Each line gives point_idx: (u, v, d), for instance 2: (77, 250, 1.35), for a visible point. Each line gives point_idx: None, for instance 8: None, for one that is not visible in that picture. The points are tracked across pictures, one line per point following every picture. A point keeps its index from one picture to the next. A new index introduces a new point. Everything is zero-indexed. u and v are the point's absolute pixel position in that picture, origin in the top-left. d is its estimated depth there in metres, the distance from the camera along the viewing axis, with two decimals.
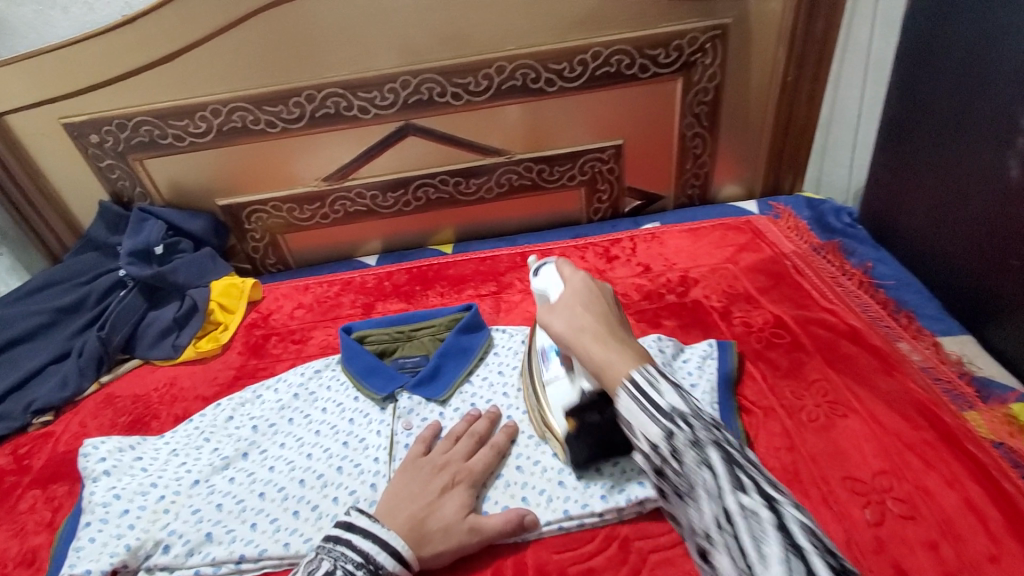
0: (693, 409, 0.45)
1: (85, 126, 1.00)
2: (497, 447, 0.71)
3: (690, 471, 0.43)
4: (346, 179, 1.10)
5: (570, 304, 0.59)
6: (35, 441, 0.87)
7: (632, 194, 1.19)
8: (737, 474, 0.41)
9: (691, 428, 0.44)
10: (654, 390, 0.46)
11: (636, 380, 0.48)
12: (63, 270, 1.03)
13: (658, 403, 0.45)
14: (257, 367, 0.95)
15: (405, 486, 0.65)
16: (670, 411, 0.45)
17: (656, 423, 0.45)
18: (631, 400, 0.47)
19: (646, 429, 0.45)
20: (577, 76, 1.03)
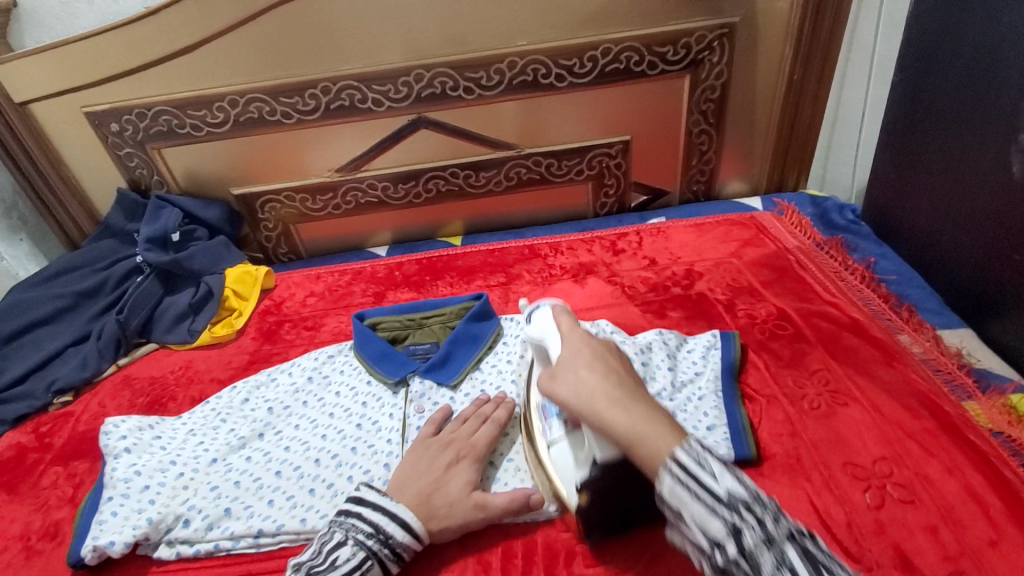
0: (746, 492, 0.45)
1: (105, 114, 1.02)
2: (501, 425, 0.73)
3: (760, 565, 0.42)
4: (359, 170, 1.12)
5: (576, 366, 0.60)
6: (56, 420, 0.89)
7: (639, 189, 1.21)
8: (799, 554, 0.43)
9: (748, 516, 0.44)
10: (706, 476, 0.46)
11: (682, 459, 0.48)
12: (81, 255, 1.05)
13: (713, 491, 0.45)
14: (271, 352, 0.97)
15: (412, 464, 0.68)
16: (726, 499, 0.45)
17: (717, 515, 0.44)
18: (683, 489, 0.46)
19: (706, 524, 0.45)
20: (587, 72, 1.05)
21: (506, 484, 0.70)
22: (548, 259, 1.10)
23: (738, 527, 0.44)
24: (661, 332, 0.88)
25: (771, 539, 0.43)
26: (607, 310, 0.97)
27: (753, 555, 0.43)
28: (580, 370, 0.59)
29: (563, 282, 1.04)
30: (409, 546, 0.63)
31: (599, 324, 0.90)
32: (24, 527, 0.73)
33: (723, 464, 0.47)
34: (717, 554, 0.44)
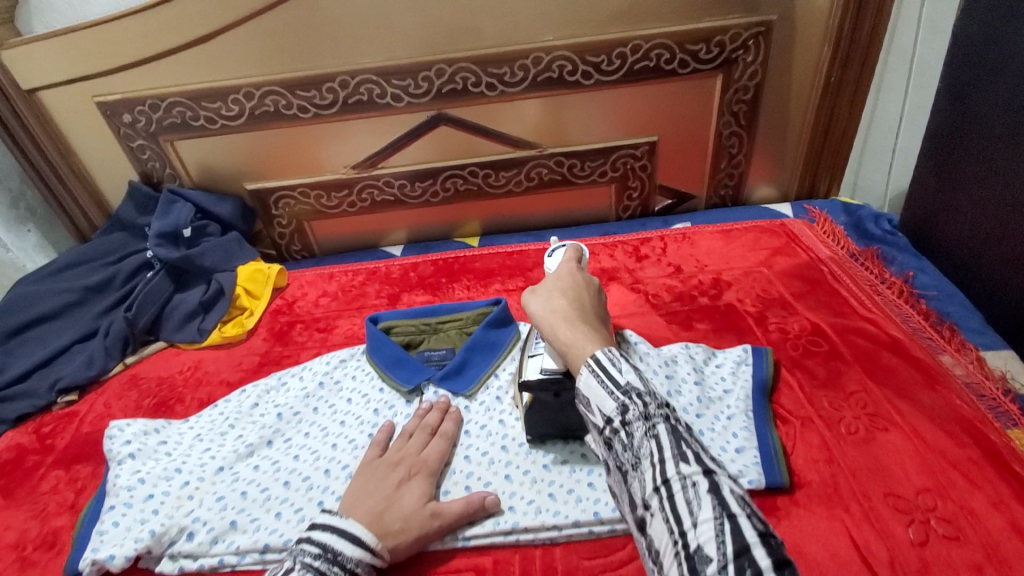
0: (643, 386, 0.50)
1: (117, 105, 0.99)
2: (449, 436, 0.72)
3: (636, 438, 0.48)
4: (375, 167, 1.08)
5: (553, 295, 0.64)
6: (59, 420, 0.87)
7: (664, 193, 1.17)
8: (669, 433, 0.46)
9: (639, 401, 0.49)
10: (614, 368, 0.52)
11: (603, 360, 0.53)
12: (89, 249, 1.03)
13: (615, 379, 0.51)
14: (282, 355, 0.94)
15: (362, 485, 0.64)
16: (625, 387, 0.50)
17: (613, 398, 0.50)
18: (592, 375, 0.52)
19: (603, 404, 0.51)
20: (614, 70, 1.00)
21: (523, 500, 0.67)
22: None
23: (626, 407, 0.49)
24: (688, 345, 0.84)
25: (652, 420, 0.48)
26: (630, 320, 0.93)
27: (630, 427, 0.49)
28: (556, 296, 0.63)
29: None
30: (366, 562, 0.58)
31: (623, 334, 0.85)
32: (22, 534, 0.71)
33: (634, 366, 0.52)
34: (608, 427, 0.50)
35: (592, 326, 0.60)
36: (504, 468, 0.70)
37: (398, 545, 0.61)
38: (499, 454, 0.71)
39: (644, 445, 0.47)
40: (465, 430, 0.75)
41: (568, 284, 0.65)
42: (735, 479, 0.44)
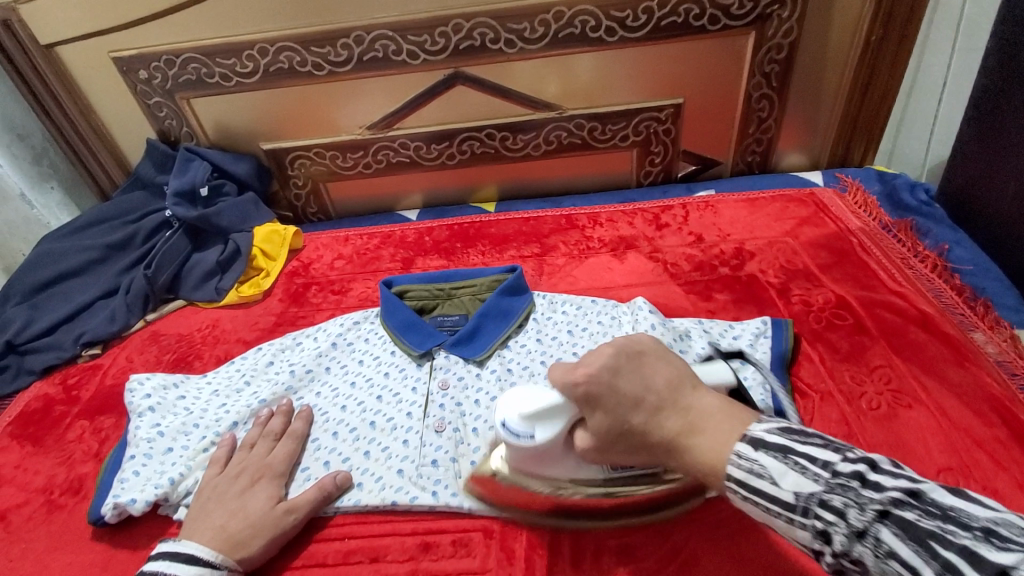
0: (816, 482, 0.40)
1: (134, 61, 0.99)
2: (296, 435, 0.72)
3: (864, 559, 0.37)
4: (391, 128, 1.06)
5: (621, 416, 0.49)
6: (83, 372, 0.89)
7: (687, 158, 1.12)
8: (898, 534, 0.35)
9: (825, 513, 0.39)
10: (762, 483, 0.41)
11: (738, 474, 0.43)
12: (109, 207, 1.04)
13: (779, 500, 0.41)
14: (298, 316, 0.95)
15: (203, 504, 0.64)
16: (796, 503, 0.40)
17: (800, 525, 0.40)
18: (753, 506, 0.42)
19: (793, 533, 0.41)
20: (640, 26, 0.95)
21: None
22: (585, 230, 1.03)
23: (824, 530, 0.39)
24: (702, 321, 0.83)
25: (861, 532, 0.37)
26: (647, 289, 0.90)
27: (851, 554, 0.38)
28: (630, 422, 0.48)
29: (600, 255, 0.98)
30: None
31: (637, 305, 0.84)
32: (49, 480, 0.74)
33: (780, 455, 0.41)
34: (825, 559, 0.40)
35: (690, 408, 0.47)
36: None
37: (249, 551, 0.61)
38: None
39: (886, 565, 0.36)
40: (475, 399, 0.74)
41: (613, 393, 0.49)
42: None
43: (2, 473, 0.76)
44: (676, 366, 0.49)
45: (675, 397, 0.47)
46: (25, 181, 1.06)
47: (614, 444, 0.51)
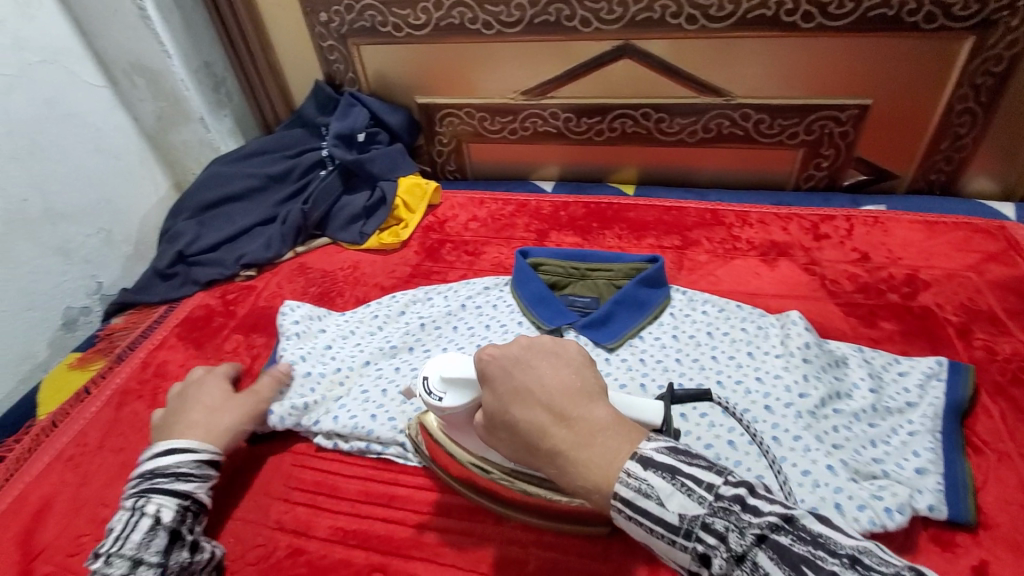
0: (699, 505, 0.40)
1: (317, 3, 1.03)
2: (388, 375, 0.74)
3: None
4: (544, 96, 1.04)
5: (505, 407, 0.47)
6: (241, 290, 0.97)
7: (860, 167, 1.01)
8: (773, 559, 0.37)
9: (707, 537, 0.40)
10: (650, 505, 0.41)
11: (626, 493, 0.42)
12: (272, 141, 1.10)
13: (664, 521, 0.41)
14: (432, 270, 0.97)
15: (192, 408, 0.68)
16: (680, 525, 0.41)
17: (680, 547, 0.41)
18: (638, 526, 0.42)
19: (674, 554, 0.42)
20: (843, 15, 0.86)
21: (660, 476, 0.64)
22: (733, 229, 0.97)
23: (703, 553, 0.40)
24: (863, 348, 0.75)
25: (740, 555, 0.38)
26: (799, 303, 0.84)
27: None
28: (518, 430, 0.46)
29: (747, 258, 0.92)
30: (188, 459, 0.62)
31: (791, 319, 0.77)
32: None
33: (668, 477, 0.41)
34: None
35: (582, 422, 0.44)
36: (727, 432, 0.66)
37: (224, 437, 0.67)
38: None
39: None
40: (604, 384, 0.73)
41: (504, 394, 0.47)
42: (887, 564, 0.36)
43: (170, 369, 0.85)
44: (581, 376, 0.46)
45: (563, 414, 0.44)
46: (205, 105, 1.10)
47: (498, 433, 0.49)
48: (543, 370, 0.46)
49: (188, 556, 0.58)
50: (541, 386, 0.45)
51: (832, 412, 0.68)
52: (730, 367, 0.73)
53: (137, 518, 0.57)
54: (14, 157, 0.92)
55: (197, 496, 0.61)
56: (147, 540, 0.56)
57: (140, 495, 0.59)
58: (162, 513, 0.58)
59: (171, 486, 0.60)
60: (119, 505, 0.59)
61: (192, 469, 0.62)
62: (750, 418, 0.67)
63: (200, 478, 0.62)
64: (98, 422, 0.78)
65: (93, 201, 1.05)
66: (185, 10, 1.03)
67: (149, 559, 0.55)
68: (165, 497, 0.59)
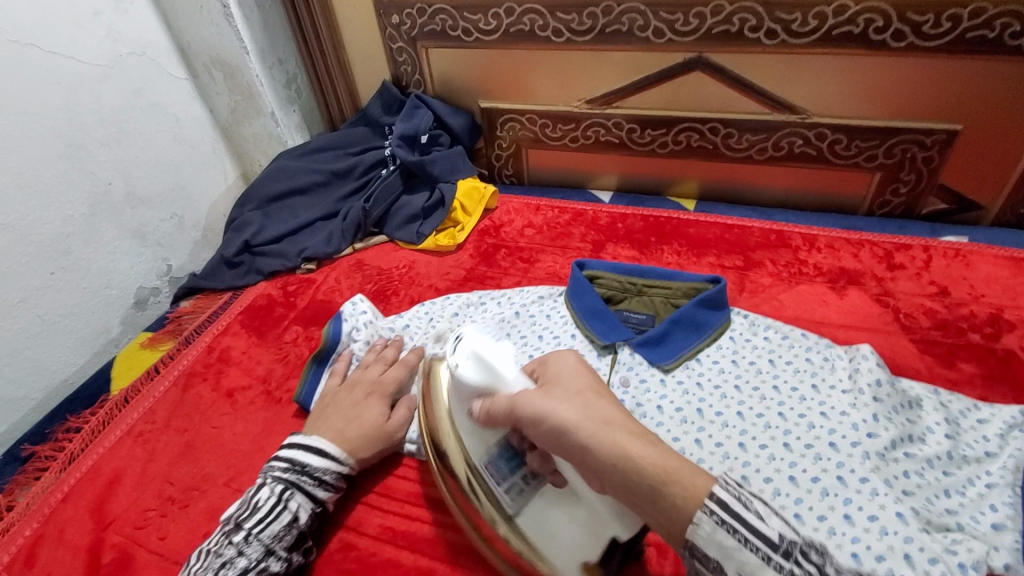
0: (795, 534, 0.42)
1: (391, 5, 1.05)
2: (407, 365, 0.75)
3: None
4: (609, 106, 1.03)
5: (591, 389, 0.52)
6: (301, 282, 1.00)
7: (942, 196, 0.95)
8: None
9: (805, 562, 0.41)
10: (752, 514, 0.42)
11: (723, 496, 0.43)
12: (339, 137, 1.13)
13: (765, 537, 0.41)
14: (486, 275, 0.97)
15: (326, 418, 0.69)
16: (779, 542, 0.41)
17: (778, 564, 0.41)
18: (726, 533, 0.42)
19: (746, 567, 0.41)
20: (938, 35, 0.81)
21: None
22: (800, 252, 0.93)
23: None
24: (938, 391, 0.72)
25: None
26: (868, 335, 0.80)
27: None
28: (592, 449, 0.48)
29: (814, 284, 0.88)
30: (333, 472, 0.65)
31: (861, 354, 0.74)
32: (268, 372, 0.85)
33: (764, 503, 0.44)
34: None
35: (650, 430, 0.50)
36: (787, 468, 0.64)
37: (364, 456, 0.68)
38: (692, 445, 0.68)
39: None
40: (657, 406, 0.72)
41: (573, 411, 0.50)
42: None
43: (233, 355, 0.88)
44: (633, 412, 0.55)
45: (638, 440, 0.47)
46: (276, 101, 1.14)
47: (565, 403, 0.51)
48: (603, 402, 0.51)
49: (302, 559, 0.61)
50: (607, 412, 0.50)
51: (903, 456, 0.65)
52: (793, 399, 0.71)
53: (280, 509, 0.60)
54: (103, 144, 0.97)
55: (325, 505, 0.65)
56: (280, 536, 0.59)
57: (287, 485, 0.62)
58: (301, 514, 0.61)
59: (313, 489, 0.63)
60: (263, 483, 0.62)
61: (333, 481, 0.65)
62: (814, 454, 0.65)
63: (335, 488, 0.65)
64: (165, 402, 0.82)
65: (169, 187, 1.10)
66: (264, 8, 1.06)
67: (275, 554, 0.58)
68: (304, 497, 0.62)
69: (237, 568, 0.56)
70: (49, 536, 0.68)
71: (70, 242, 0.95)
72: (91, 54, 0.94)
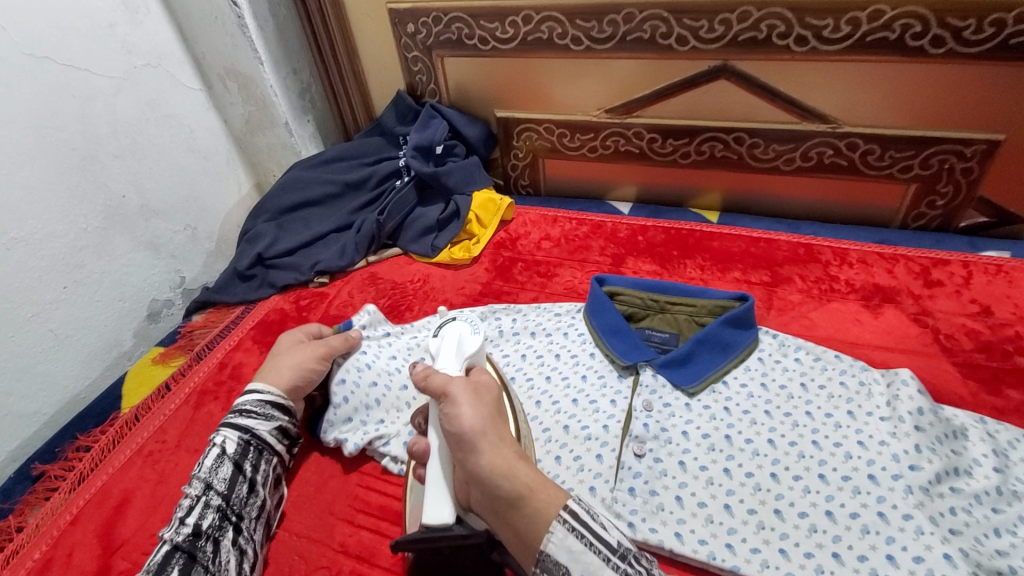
0: (616, 547, 0.48)
1: (406, 14, 1.02)
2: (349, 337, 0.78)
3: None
4: (629, 115, 1.00)
5: (489, 406, 0.56)
6: (313, 297, 0.98)
7: (982, 208, 0.91)
8: None
9: (636, 561, 0.47)
10: (598, 522, 0.48)
11: (576, 508, 0.49)
12: (352, 148, 1.11)
13: (605, 539, 0.47)
14: (502, 290, 0.95)
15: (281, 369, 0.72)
16: (617, 545, 0.47)
17: (616, 565, 0.46)
18: (577, 538, 0.47)
19: (596, 572, 0.46)
20: (981, 40, 0.76)
21: (744, 544, 0.60)
22: (830, 268, 0.89)
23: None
24: (984, 419, 0.67)
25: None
26: (906, 358, 0.76)
27: None
28: (478, 453, 0.51)
29: (846, 302, 0.84)
30: (252, 400, 0.68)
31: (900, 379, 0.70)
32: None
33: (601, 523, 0.49)
34: None
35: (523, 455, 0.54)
36: (823, 501, 0.61)
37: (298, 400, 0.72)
38: (720, 475, 0.64)
39: None
40: (683, 432, 0.68)
41: (476, 416, 0.53)
42: None
43: (243, 373, 0.86)
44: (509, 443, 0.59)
45: (525, 461, 0.52)
46: (290, 112, 1.12)
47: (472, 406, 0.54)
48: (500, 421, 0.56)
49: (249, 491, 0.63)
50: (503, 429, 0.54)
51: (948, 490, 0.61)
52: (827, 426, 0.67)
53: (208, 447, 0.64)
54: (117, 156, 0.97)
55: (259, 432, 0.67)
56: (213, 468, 0.62)
57: (214, 428, 0.66)
58: (228, 445, 0.64)
59: (234, 422, 0.66)
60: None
61: (254, 408, 0.68)
62: (852, 487, 0.61)
63: (261, 416, 0.68)
64: (175, 421, 0.80)
65: (183, 199, 1.09)
66: (279, 17, 1.05)
67: (215, 487, 0.61)
68: (231, 431, 0.65)
69: (183, 508, 0.59)
70: (57, 561, 0.66)
71: (84, 255, 0.94)
72: (105, 66, 0.93)
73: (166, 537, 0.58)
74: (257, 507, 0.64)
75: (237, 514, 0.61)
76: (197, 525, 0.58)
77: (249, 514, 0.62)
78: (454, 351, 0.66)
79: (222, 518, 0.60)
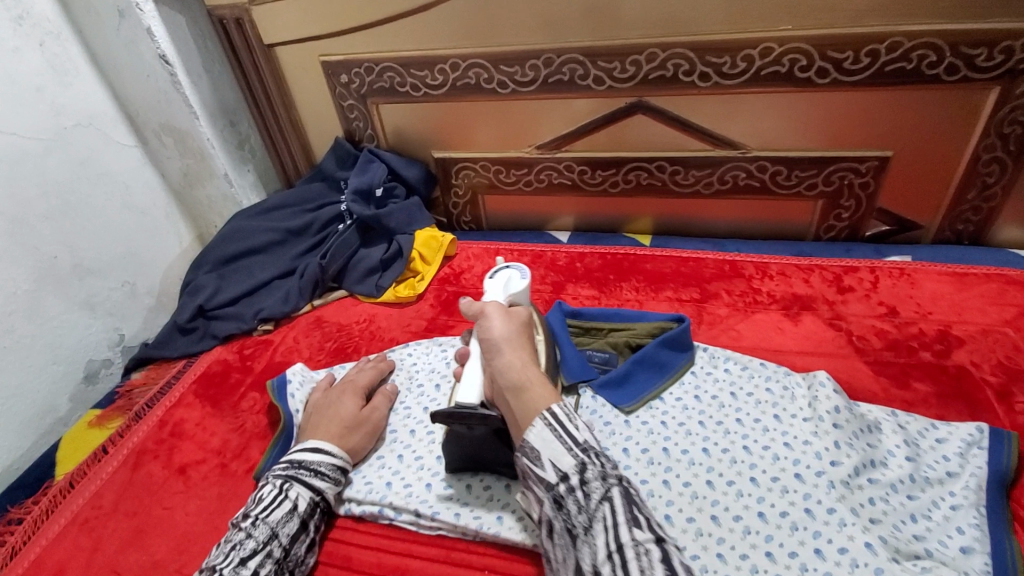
0: (568, 451, 0.54)
1: (339, 65, 1.06)
2: (377, 367, 0.82)
3: (591, 497, 0.51)
4: (559, 150, 1.05)
5: (518, 326, 0.66)
6: (258, 344, 0.98)
7: (882, 218, 0.99)
8: (618, 503, 0.49)
9: (589, 473, 0.52)
10: (570, 424, 0.55)
11: (557, 413, 0.56)
12: (294, 195, 1.12)
13: (573, 435, 0.54)
14: (447, 324, 0.97)
15: (323, 415, 0.74)
16: (580, 443, 0.54)
17: (571, 453, 0.53)
18: (549, 431, 0.55)
19: (559, 459, 0.53)
20: (859, 70, 0.85)
21: (684, 550, 0.62)
22: (753, 281, 0.95)
23: (583, 464, 0.52)
24: (896, 413, 0.72)
25: (603, 476, 0.52)
26: (824, 361, 0.81)
27: (588, 485, 0.51)
28: (501, 355, 0.61)
29: (769, 312, 0.90)
30: (329, 463, 0.68)
31: (817, 380, 0.75)
32: (224, 443, 0.81)
33: (567, 432, 0.55)
34: (562, 487, 0.52)
35: (537, 372, 0.61)
36: (756, 503, 0.64)
37: (352, 443, 0.72)
38: (659, 487, 0.67)
39: (600, 508, 0.50)
40: (623, 449, 0.71)
41: (505, 330, 0.64)
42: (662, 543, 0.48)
43: (185, 429, 0.84)
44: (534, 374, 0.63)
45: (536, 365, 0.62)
46: (229, 162, 1.14)
47: (503, 327, 0.64)
48: (528, 340, 0.66)
49: (304, 551, 0.64)
50: (526, 340, 0.65)
51: (867, 483, 0.65)
52: (756, 431, 0.71)
53: (281, 498, 0.63)
54: (48, 218, 0.95)
55: (327, 496, 0.68)
56: (284, 521, 0.62)
57: (286, 478, 0.65)
58: (300, 502, 0.64)
59: (310, 480, 0.66)
60: (265, 480, 0.66)
61: (329, 472, 0.68)
62: (780, 487, 0.65)
63: (332, 479, 0.68)
64: (113, 484, 0.77)
65: (119, 255, 1.07)
66: (213, 72, 1.08)
67: (281, 537, 0.61)
68: (304, 488, 0.65)
69: (247, 548, 0.59)
70: None
71: (14, 320, 0.91)
72: (33, 129, 0.93)
73: (223, 569, 0.57)
74: (305, 567, 0.65)
75: (288, 572, 0.62)
76: (256, 573, 0.57)
77: (298, 573, 0.63)
78: (501, 289, 0.74)
79: (278, 571, 0.60)
